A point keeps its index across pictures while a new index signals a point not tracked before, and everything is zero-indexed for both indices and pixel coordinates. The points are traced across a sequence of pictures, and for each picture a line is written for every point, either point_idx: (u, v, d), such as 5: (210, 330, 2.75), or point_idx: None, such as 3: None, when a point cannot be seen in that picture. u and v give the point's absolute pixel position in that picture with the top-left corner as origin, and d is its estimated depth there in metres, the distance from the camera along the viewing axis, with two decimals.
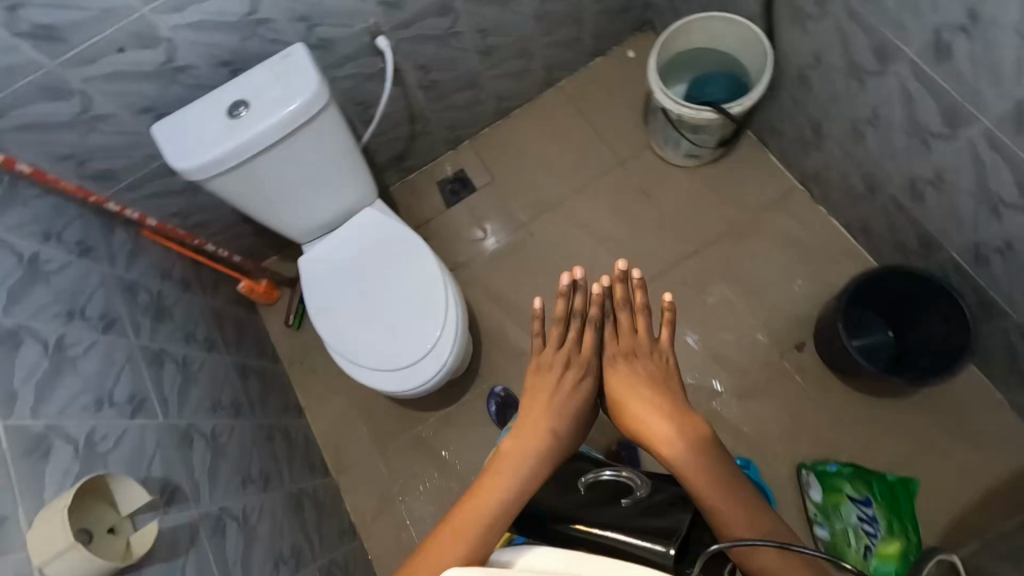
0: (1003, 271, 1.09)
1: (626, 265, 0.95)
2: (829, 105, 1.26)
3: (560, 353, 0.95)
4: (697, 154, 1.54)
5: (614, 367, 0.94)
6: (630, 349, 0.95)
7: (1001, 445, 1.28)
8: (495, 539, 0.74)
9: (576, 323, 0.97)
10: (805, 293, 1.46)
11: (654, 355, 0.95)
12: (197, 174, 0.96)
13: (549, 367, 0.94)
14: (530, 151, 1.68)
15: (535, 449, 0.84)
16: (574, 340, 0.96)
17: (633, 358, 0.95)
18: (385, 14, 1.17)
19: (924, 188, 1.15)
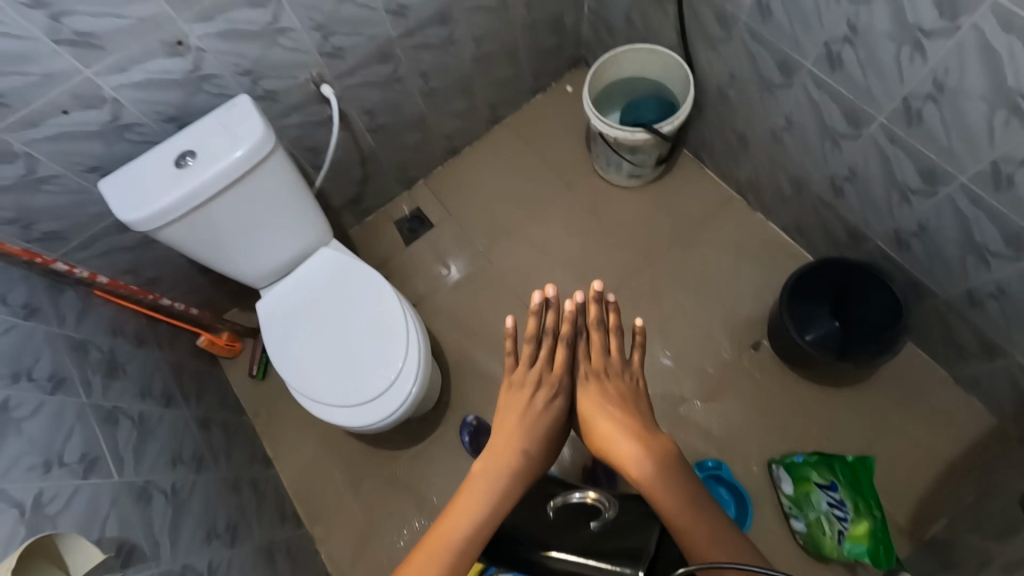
0: (923, 253, 1.18)
1: (603, 287, 0.89)
2: (750, 116, 1.36)
3: (533, 374, 0.89)
4: (639, 173, 1.62)
5: (585, 388, 0.88)
6: (602, 369, 0.89)
7: (955, 420, 1.34)
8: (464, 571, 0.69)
9: (548, 341, 0.90)
10: (754, 295, 1.52)
11: (625, 376, 0.90)
12: (146, 224, 1.00)
13: (521, 387, 0.88)
14: (484, 183, 1.76)
15: (509, 469, 0.77)
16: (545, 357, 0.90)
17: (606, 378, 0.89)
18: (327, 66, 1.25)
19: (843, 185, 1.26)
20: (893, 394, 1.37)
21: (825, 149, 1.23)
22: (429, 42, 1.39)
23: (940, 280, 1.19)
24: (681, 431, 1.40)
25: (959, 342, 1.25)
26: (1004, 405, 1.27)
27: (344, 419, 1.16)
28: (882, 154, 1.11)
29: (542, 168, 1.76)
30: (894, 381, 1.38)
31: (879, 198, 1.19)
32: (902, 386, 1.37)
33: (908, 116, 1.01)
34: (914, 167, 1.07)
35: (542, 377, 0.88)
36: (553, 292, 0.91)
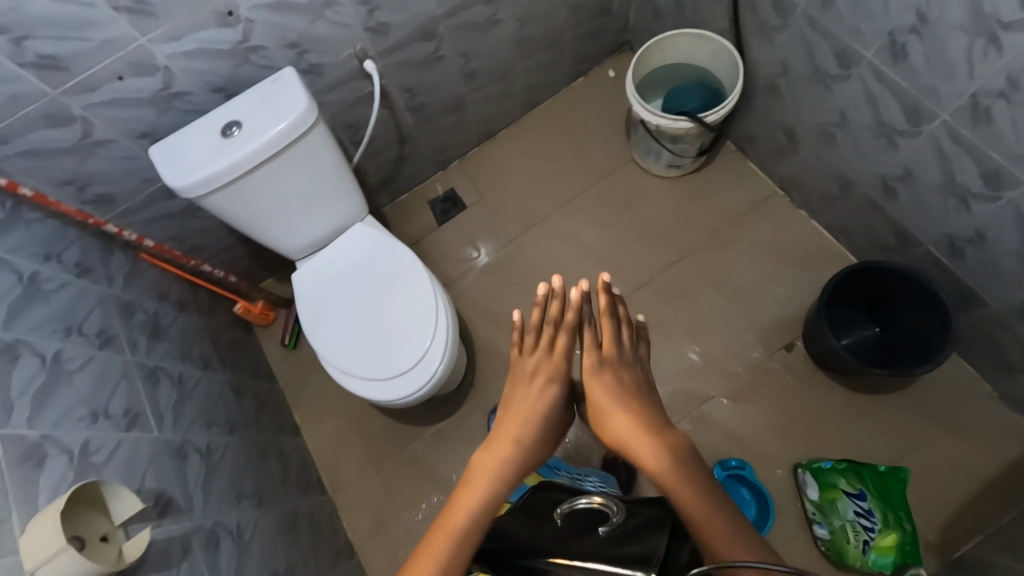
0: (978, 262, 1.12)
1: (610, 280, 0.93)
2: (800, 110, 1.31)
3: (539, 363, 0.94)
4: (678, 164, 1.58)
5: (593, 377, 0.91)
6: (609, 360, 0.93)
7: (997, 437, 1.28)
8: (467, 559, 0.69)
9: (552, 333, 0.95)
10: (790, 296, 1.48)
11: (631, 367, 0.93)
12: (192, 191, 1.03)
13: (528, 377, 0.93)
14: (518, 167, 1.75)
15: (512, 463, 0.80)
16: (550, 349, 0.94)
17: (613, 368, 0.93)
18: (370, 42, 1.25)
19: (896, 186, 1.20)
20: (931, 407, 1.32)
21: (879, 147, 1.17)
22: (474, 21, 1.37)
23: (994, 291, 1.13)
24: (706, 430, 1.38)
25: (1010, 357, 1.19)
26: None
27: (370, 393, 1.18)
28: (943, 155, 1.05)
29: (578, 155, 1.73)
30: (933, 393, 1.32)
31: (935, 201, 1.13)
32: (942, 400, 1.32)
33: (976, 114, 0.95)
34: (978, 169, 1.01)
35: (547, 368, 0.93)
36: (558, 284, 0.93)
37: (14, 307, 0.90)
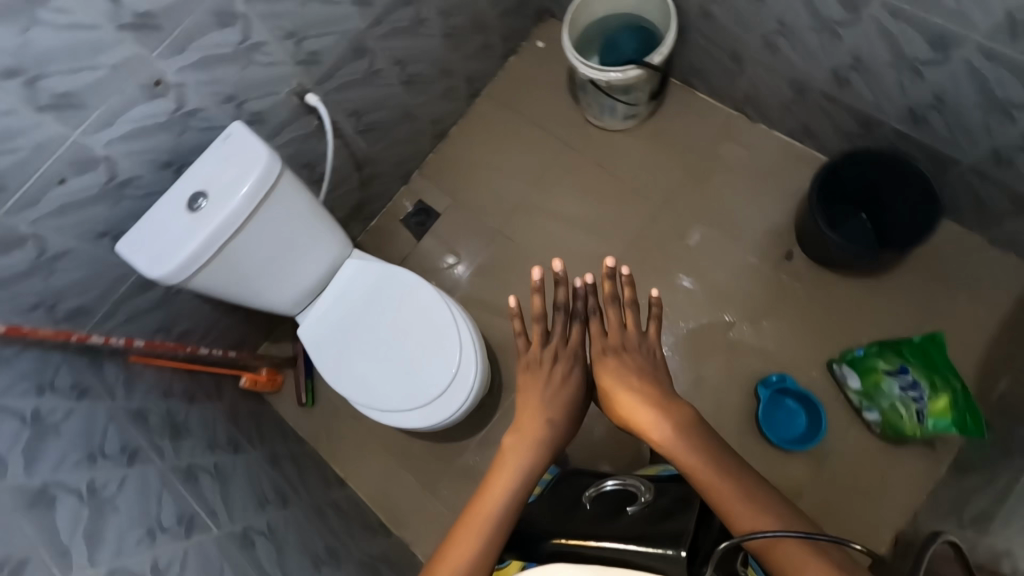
0: (942, 124, 1.17)
1: (614, 262, 1.03)
2: (738, 28, 1.34)
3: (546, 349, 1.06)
4: (635, 113, 1.59)
5: (604, 362, 1.01)
6: (620, 344, 1.02)
7: (998, 280, 1.35)
8: (501, 538, 0.85)
9: (563, 320, 1.08)
10: (774, 207, 1.52)
11: (643, 349, 1.02)
12: (178, 276, 0.98)
13: (543, 358, 1.06)
14: (481, 162, 1.75)
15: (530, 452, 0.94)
16: (560, 336, 1.07)
17: (619, 350, 1.02)
18: (305, 75, 1.20)
19: (848, 74, 1.24)
20: (933, 272, 1.38)
21: (824, 42, 1.21)
22: (400, 27, 1.33)
23: (963, 147, 1.19)
24: (735, 355, 1.42)
25: (990, 202, 1.26)
26: None
27: (415, 423, 1.16)
28: (887, 33, 1.09)
29: (534, 133, 1.74)
30: (933, 258, 1.39)
31: (889, 79, 1.17)
32: (940, 262, 1.38)
33: None
34: (922, 37, 1.05)
35: (559, 343, 1.07)
36: (561, 267, 1.06)
37: (29, 450, 0.84)
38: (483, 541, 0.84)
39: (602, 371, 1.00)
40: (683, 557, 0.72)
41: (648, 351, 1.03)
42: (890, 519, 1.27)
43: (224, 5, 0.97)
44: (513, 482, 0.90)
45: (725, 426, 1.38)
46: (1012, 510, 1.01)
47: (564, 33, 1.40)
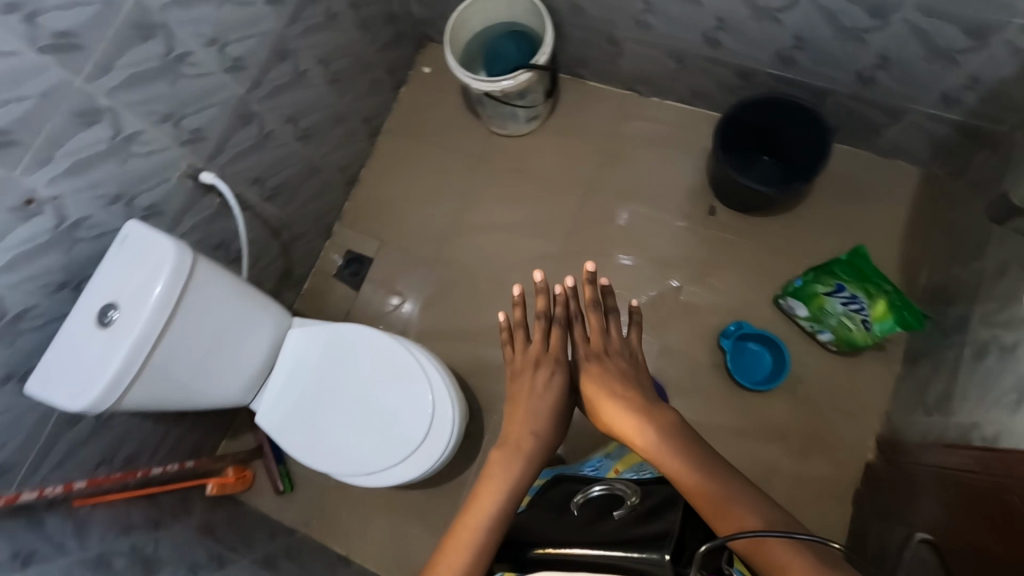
0: (808, 61, 1.28)
1: (593, 266, 1.05)
2: (609, 14, 1.40)
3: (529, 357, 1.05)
4: (536, 114, 1.62)
5: (587, 368, 1.02)
6: (601, 349, 1.03)
7: (893, 186, 1.48)
8: (489, 553, 0.87)
9: (544, 328, 1.07)
10: (687, 169, 1.60)
11: (624, 353, 1.04)
12: (107, 399, 0.89)
13: (526, 365, 1.04)
14: (400, 197, 1.74)
15: (517, 461, 0.94)
16: (542, 343, 1.06)
17: (601, 356, 1.03)
18: (194, 154, 1.13)
19: (716, 35, 1.33)
20: (839, 191, 1.50)
21: (687, 10, 1.28)
22: (281, 84, 1.29)
23: (832, 76, 1.30)
24: (691, 316, 1.47)
25: (868, 118, 1.38)
26: (921, 154, 1.42)
27: (404, 475, 1.11)
28: None
29: (444, 157, 1.74)
30: (834, 180, 1.50)
31: (753, 31, 1.26)
32: (841, 181, 1.50)
33: None
34: None
35: (543, 349, 1.05)
36: (541, 276, 1.06)
37: None
38: (470, 557, 0.86)
39: (587, 377, 1.01)
40: (668, 560, 0.73)
41: (630, 356, 1.05)
42: (868, 425, 1.35)
43: (84, 103, 0.90)
44: (501, 493, 0.91)
45: (700, 385, 1.43)
46: (966, 387, 1.10)
47: (448, 53, 1.41)
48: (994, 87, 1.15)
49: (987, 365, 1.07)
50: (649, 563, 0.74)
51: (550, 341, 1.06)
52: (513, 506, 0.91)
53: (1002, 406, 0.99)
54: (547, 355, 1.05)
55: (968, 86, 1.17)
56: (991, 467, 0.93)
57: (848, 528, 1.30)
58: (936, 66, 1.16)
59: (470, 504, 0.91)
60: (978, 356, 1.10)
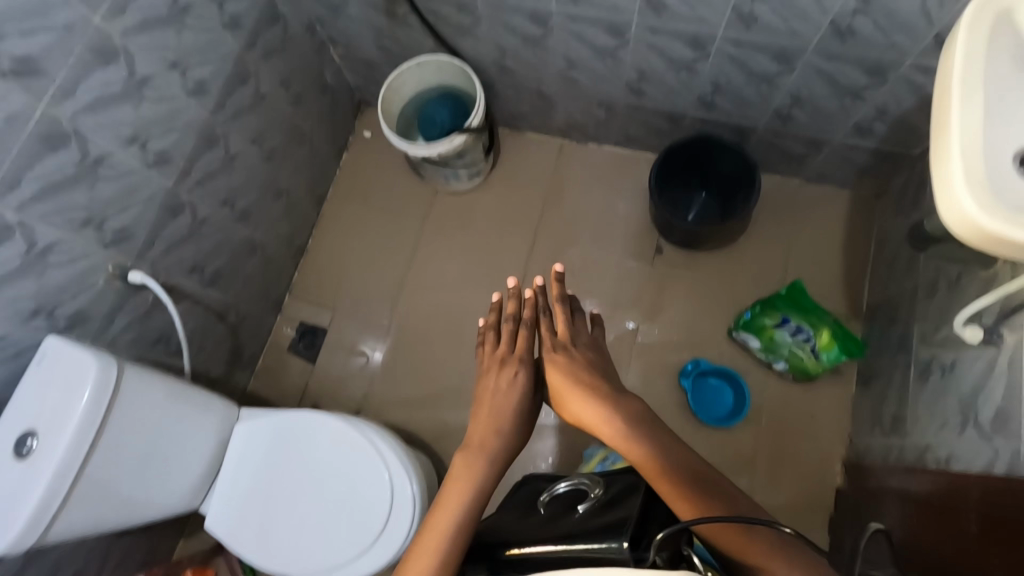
0: (727, 103, 1.33)
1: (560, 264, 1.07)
2: (535, 73, 1.44)
3: (496, 357, 1.05)
4: (478, 170, 1.64)
5: (554, 362, 1.02)
6: (566, 343, 1.04)
7: (826, 210, 1.53)
8: (456, 554, 0.88)
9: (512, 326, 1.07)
10: (630, 210, 1.63)
11: (590, 348, 1.05)
12: (29, 536, 0.83)
13: (494, 364, 1.04)
14: (350, 263, 1.72)
15: (482, 459, 0.96)
16: (509, 342, 1.05)
17: (567, 348, 1.04)
18: (120, 254, 1.10)
19: (639, 86, 1.37)
20: (776, 219, 1.54)
21: (607, 67, 1.34)
22: (211, 169, 1.27)
23: (751, 116, 1.35)
24: (650, 356, 1.48)
25: (792, 150, 1.44)
26: (846, 178, 1.49)
27: (380, 558, 1.05)
28: (652, 47, 1.23)
29: (392, 218, 1.74)
30: (770, 209, 1.55)
31: (671, 81, 1.32)
32: (777, 210, 1.55)
33: (653, 7, 1.12)
34: (680, 43, 1.19)
35: (511, 348, 1.05)
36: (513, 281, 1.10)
37: None
38: (438, 560, 0.86)
39: (552, 369, 1.01)
40: (627, 547, 0.71)
41: (594, 347, 1.07)
42: (834, 449, 1.36)
43: None
44: (467, 492, 0.93)
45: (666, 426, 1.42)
46: (916, 407, 1.12)
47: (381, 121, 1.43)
48: (898, 116, 1.21)
49: (931, 385, 1.09)
50: (605, 552, 0.71)
51: (517, 339, 1.06)
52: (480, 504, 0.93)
53: (949, 428, 1.01)
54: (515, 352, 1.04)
55: (876, 117, 1.24)
56: (946, 488, 0.95)
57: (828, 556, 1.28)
58: (844, 102, 1.22)
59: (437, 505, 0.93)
60: (922, 376, 1.12)
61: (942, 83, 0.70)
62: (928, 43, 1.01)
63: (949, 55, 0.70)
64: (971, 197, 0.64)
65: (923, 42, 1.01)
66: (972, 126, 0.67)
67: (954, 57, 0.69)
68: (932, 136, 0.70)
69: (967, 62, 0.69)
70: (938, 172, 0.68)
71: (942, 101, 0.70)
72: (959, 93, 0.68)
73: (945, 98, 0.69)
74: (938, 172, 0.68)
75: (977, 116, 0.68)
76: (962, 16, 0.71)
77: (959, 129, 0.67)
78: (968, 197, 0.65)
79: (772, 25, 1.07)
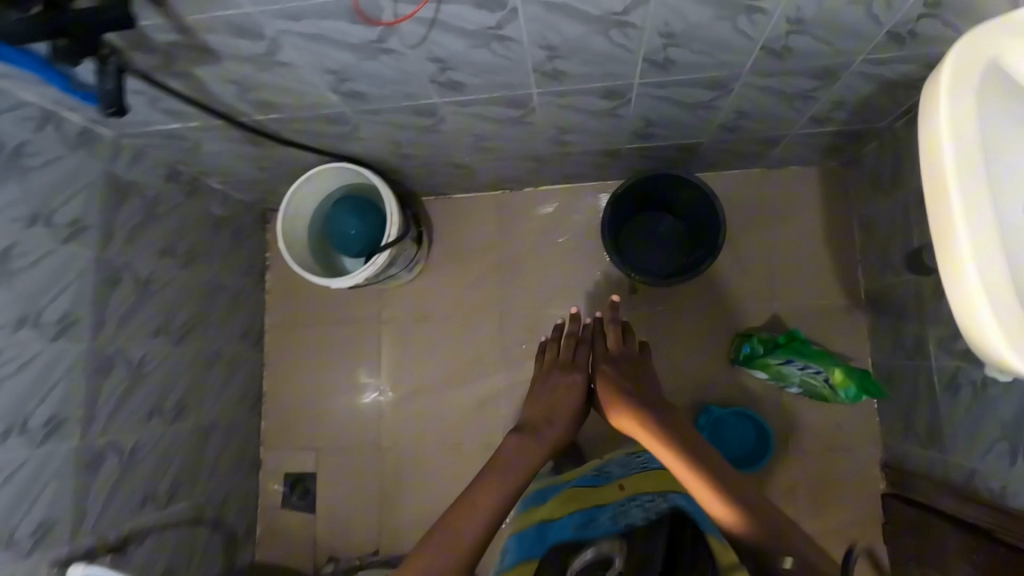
0: (665, 131, 1.16)
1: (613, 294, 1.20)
2: (441, 151, 1.24)
3: (551, 367, 1.18)
4: (416, 261, 1.48)
5: (607, 372, 1.12)
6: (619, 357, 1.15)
7: (795, 195, 1.40)
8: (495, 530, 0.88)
9: (568, 342, 1.20)
10: (590, 252, 1.49)
11: (640, 362, 1.15)
12: None
13: (549, 370, 1.17)
14: (315, 392, 1.57)
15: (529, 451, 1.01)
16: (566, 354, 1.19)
17: (617, 361, 1.14)
18: (50, 550, 0.97)
19: (562, 137, 1.18)
20: (742, 220, 1.41)
21: (520, 132, 1.14)
22: (120, 396, 1.11)
23: (697, 135, 1.18)
24: None
25: (747, 150, 1.28)
26: (811, 157, 1.33)
27: None
28: (564, 106, 1.03)
29: (343, 330, 1.58)
30: (736, 211, 1.41)
31: (596, 127, 1.13)
32: (743, 210, 1.41)
33: (551, 77, 0.92)
34: (596, 97, 1.00)
35: (573, 356, 1.18)
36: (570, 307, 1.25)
37: None
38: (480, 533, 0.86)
39: (604, 378, 1.12)
40: None
41: (631, 356, 1.15)
42: (870, 455, 1.28)
43: None
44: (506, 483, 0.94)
45: None
46: (954, 423, 1.03)
47: (285, 257, 1.25)
48: (857, 102, 1.05)
49: (964, 402, 1.00)
50: None
51: (575, 353, 1.18)
52: (512, 495, 0.95)
53: (997, 459, 0.92)
54: (574, 360, 1.16)
55: (835, 107, 1.07)
56: (1021, 533, 0.87)
57: (888, 564, 1.23)
58: (796, 104, 1.05)
59: (473, 489, 0.95)
60: (951, 390, 1.03)
61: (933, 174, 0.59)
62: (880, 40, 0.84)
63: (934, 133, 0.58)
64: (1006, 338, 0.55)
65: (875, 40, 0.84)
66: (987, 236, 0.56)
67: (944, 144, 0.57)
68: (934, 240, 0.60)
69: (961, 147, 0.57)
70: (956, 296, 0.58)
71: (939, 196, 0.58)
72: (957, 191, 0.57)
73: (942, 191, 0.58)
74: (958, 298, 0.58)
75: (987, 220, 0.57)
76: (939, 77, 0.58)
77: (971, 240, 0.56)
78: (1002, 338, 0.55)
79: (696, 62, 0.89)
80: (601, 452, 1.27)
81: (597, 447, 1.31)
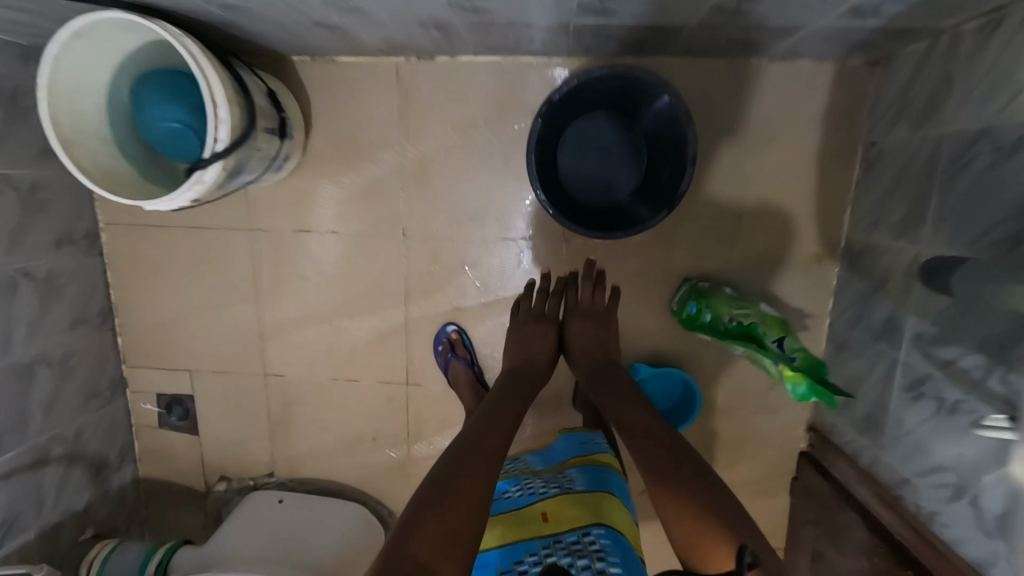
0: (631, 8, 0.75)
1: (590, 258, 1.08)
2: (289, 7, 0.79)
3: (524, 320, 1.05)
4: (283, 157, 1.09)
5: (578, 327, 1.02)
6: (591, 314, 1.04)
7: (794, 101, 1.06)
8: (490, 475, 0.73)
9: (542, 295, 1.08)
10: (519, 157, 1.14)
11: (611, 321, 1.04)
12: None
13: (521, 323, 1.05)
14: (179, 306, 1.29)
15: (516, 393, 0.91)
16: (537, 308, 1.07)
17: (590, 316, 1.04)
18: None
19: (473, 3, 0.76)
20: (719, 133, 1.08)
21: None
22: None
23: (679, 16, 0.78)
24: None
25: (745, 38, 0.89)
26: (827, 52, 0.97)
27: None
28: None
29: (203, 233, 1.24)
30: (713, 117, 1.07)
31: None
32: (724, 119, 1.07)
33: None
34: None
35: (543, 306, 1.07)
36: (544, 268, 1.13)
37: None
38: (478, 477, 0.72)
39: (576, 335, 1.02)
40: None
41: (599, 314, 1.04)
42: (798, 413, 1.19)
43: None
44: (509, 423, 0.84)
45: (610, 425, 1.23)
46: (899, 422, 0.90)
47: (65, 163, 0.84)
48: None
49: (921, 413, 0.85)
50: None
51: (546, 307, 1.07)
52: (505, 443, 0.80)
53: (935, 487, 0.81)
54: (542, 312, 1.05)
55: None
56: (930, 560, 0.81)
57: (787, 517, 1.22)
58: None
59: (469, 453, 0.75)
60: (911, 393, 0.87)
61: None
62: None
63: None
64: None
65: None
66: None
67: None
68: None
69: None
70: None
71: None
72: None
73: None
74: None
75: None
76: None
77: None
78: None
79: None
80: (536, 476, 0.88)
81: (532, 465, 0.93)
